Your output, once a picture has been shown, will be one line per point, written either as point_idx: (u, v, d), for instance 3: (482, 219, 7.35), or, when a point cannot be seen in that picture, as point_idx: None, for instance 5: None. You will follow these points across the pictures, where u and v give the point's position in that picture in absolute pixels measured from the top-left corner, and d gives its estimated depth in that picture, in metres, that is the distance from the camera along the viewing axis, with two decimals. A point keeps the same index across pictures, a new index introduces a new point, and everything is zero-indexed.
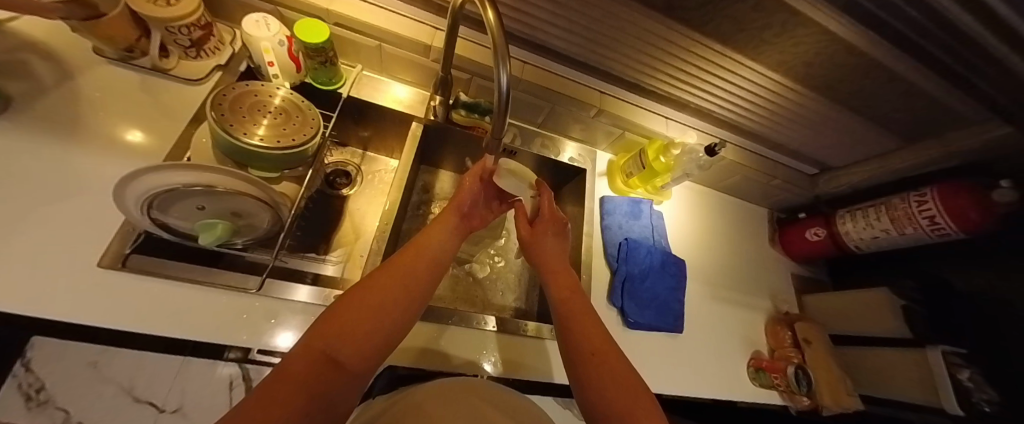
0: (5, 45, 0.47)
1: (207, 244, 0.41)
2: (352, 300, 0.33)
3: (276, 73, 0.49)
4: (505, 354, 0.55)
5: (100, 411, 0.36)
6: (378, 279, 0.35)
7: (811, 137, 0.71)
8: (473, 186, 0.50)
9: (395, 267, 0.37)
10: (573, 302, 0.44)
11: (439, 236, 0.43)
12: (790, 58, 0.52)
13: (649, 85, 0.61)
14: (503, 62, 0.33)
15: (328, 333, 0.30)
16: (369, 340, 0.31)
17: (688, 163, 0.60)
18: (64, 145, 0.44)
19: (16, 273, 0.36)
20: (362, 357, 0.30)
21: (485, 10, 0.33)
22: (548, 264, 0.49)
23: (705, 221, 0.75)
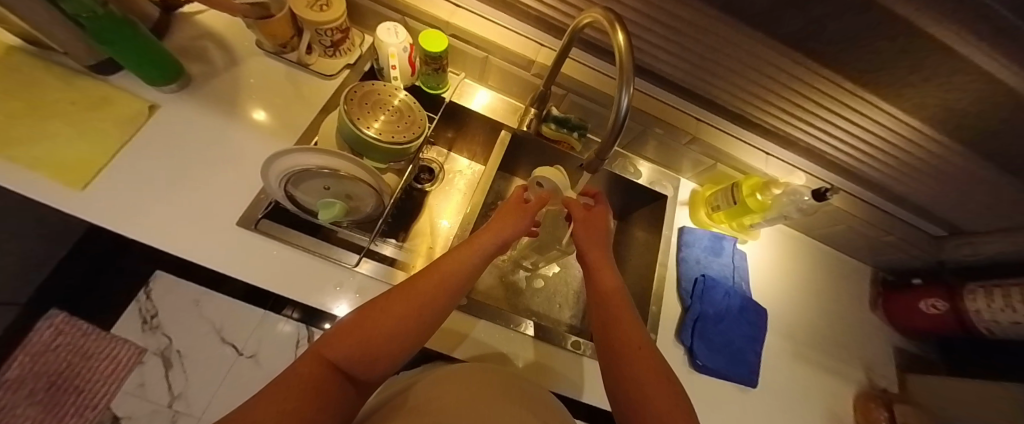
0: (194, 33, 0.56)
1: (325, 220, 0.46)
2: (367, 314, 0.33)
3: (396, 75, 0.54)
4: (558, 369, 0.55)
5: (196, 342, 0.46)
6: (396, 296, 0.35)
7: (945, 193, 0.61)
8: (521, 211, 0.48)
9: (416, 283, 0.37)
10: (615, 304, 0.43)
11: (465, 258, 0.42)
12: (936, 101, 0.45)
13: (754, 117, 0.57)
14: (627, 86, 0.32)
15: (338, 341, 0.30)
16: (372, 356, 0.31)
17: (788, 205, 0.54)
18: (224, 120, 0.53)
19: (187, 225, 0.44)
20: (362, 372, 0.31)
21: (617, 34, 0.32)
22: (591, 252, 0.48)
23: (797, 270, 0.68)
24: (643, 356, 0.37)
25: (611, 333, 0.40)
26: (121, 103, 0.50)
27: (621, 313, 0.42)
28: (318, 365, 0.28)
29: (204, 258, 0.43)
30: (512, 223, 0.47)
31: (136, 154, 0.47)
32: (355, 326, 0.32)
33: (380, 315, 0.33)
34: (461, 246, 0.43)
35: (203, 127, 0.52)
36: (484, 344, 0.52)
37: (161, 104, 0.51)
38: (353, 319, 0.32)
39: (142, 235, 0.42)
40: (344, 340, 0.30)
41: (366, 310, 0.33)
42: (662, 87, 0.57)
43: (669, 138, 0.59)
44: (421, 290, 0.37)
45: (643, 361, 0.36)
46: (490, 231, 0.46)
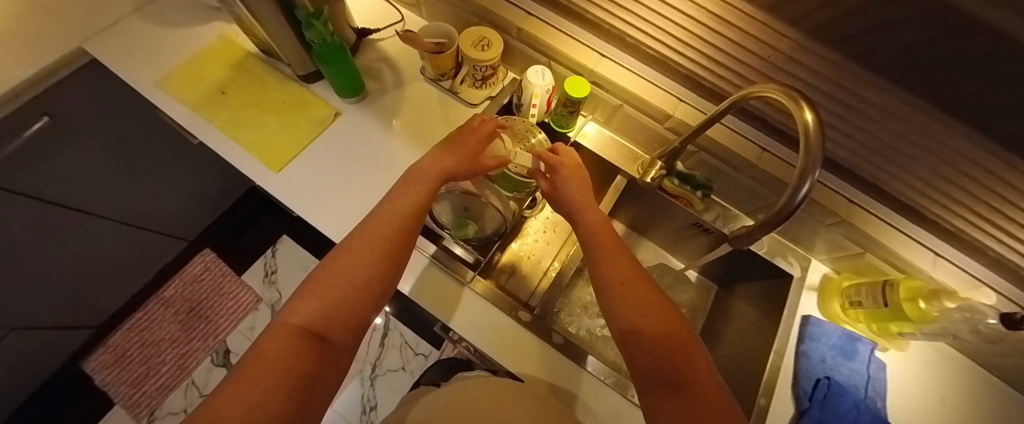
0: (376, 57, 0.67)
1: (457, 236, 0.52)
2: (323, 282, 0.38)
3: (534, 112, 0.59)
4: (536, 361, 0.52)
5: None
6: (345, 263, 0.39)
7: None
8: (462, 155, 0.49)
9: (362, 244, 0.41)
10: (606, 243, 0.44)
11: (409, 203, 0.45)
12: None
13: (935, 215, 0.48)
14: (812, 175, 0.29)
15: (301, 310, 0.36)
16: (342, 314, 0.37)
17: (958, 324, 0.45)
18: (384, 131, 0.62)
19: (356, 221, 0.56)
20: (342, 329, 0.37)
21: (808, 114, 0.29)
22: (585, 207, 0.47)
23: (943, 404, 0.54)
24: (638, 284, 0.40)
25: (609, 275, 0.41)
26: (315, 106, 0.62)
27: (610, 259, 0.42)
28: (291, 336, 0.34)
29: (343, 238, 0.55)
30: (452, 158, 0.48)
31: (318, 151, 0.59)
32: (314, 294, 0.37)
33: (333, 281, 0.38)
34: (399, 194, 0.46)
35: (368, 137, 0.61)
36: (493, 331, 0.52)
37: (342, 112, 0.63)
38: (312, 289, 0.38)
39: (306, 212, 0.56)
40: (308, 308, 0.36)
41: (320, 281, 0.38)
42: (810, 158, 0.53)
43: (809, 214, 0.55)
44: (364, 240, 0.41)
45: (635, 296, 0.39)
46: (420, 185, 0.47)
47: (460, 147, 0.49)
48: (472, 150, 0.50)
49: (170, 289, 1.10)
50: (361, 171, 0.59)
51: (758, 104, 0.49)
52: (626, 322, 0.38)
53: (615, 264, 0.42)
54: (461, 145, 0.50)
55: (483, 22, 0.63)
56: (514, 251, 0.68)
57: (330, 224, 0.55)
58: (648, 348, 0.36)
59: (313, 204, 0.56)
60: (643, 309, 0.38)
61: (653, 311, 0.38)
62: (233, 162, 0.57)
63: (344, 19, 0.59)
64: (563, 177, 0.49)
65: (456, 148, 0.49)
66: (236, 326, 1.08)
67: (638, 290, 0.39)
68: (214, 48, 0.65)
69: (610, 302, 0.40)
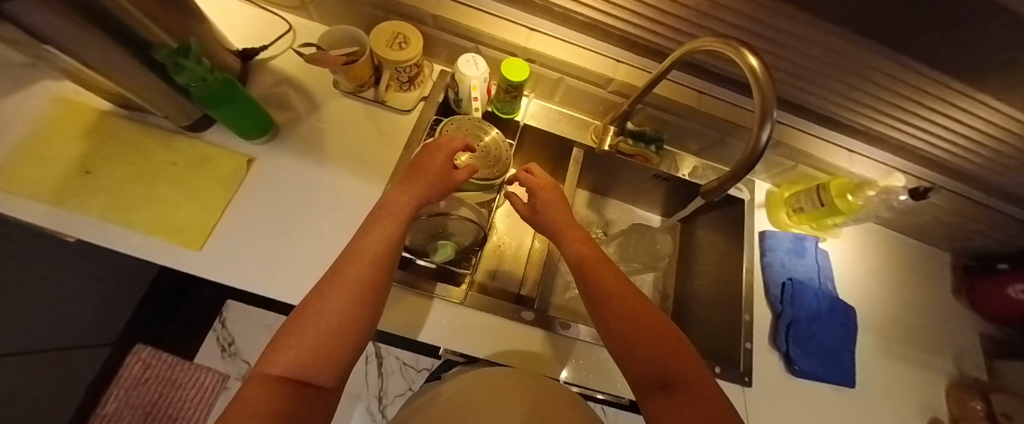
0: (274, 81, 0.57)
1: (439, 260, 0.48)
2: (307, 314, 0.31)
3: (478, 106, 0.54)
4: (533, 348, 0.52)
5: None
6: (329, 294, 0.33)
7: None
8: (439, 168, 0.44)
9: (341, 279, 0.34)
10: (590, 257, 0.44)
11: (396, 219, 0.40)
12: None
13: (847, 119, 0.54)
14: (771, 122, 0.32)
15: (281, 352, 0.29)
16: (333, 351, 0.30)
17: (879, 205, 0.55)
18: (314, 165, 0.54)
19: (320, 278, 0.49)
20: (330, 370, 0.30)
21: (754, 60, 0.29)
22: (559, 222, 0.49)
23: (872, 270, 0.66)
24: (632, 298, 0.39)
25: (590, 285, 0.41)
26: (222, 159, 0.52)
27: (598, 270, 0.42)
28: (270, 385, 0.26)
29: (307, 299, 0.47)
30: (432, 171, 0.44)
31: (245, 211, 0.51)
32: (298, 330, 0.30)
33: (310, 319, 0.31)
34: (384, 210, 0.40)
35: (298, 177, 0.53)
36: (493, 341, 0.51)
37: (256, 157, 0.53)
38: (285, 331, 0.30)
39: (253, 284, 0.47)
40: (288, 349, 0.29)
41: (303, 314, 0.31)
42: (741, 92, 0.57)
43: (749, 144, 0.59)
44: (355, 264, 0.35)
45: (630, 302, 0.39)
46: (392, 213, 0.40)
47: (435, 161, 0.44)
48: (447, 161, 0.45)
49: (110, 403, 0.91)
50: (305, 219, 0.51)
51: (703, 57, 0.51)
52: (609, 326, 0.38)
53: (601, 273, 0.42)
54: (435, 160, 0.44)
55: (390, 15, 0.55)
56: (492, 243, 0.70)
57: (286, 289, 0.47)
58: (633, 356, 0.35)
59: (256, 272, 0.47)
60: (635, 318, 0.37)
61: (647, 321, 0.37)
62: (132, 252, 0.46)
63: (216, 43, 0.48)
64: (542, 200, 0.50)
65: (432, 162, 0.44)
66: (209, 412, 0.92)
67: (624, 296, 0.39)
68: (48, 118, 0.50)
69: (601, 314, 0.39)
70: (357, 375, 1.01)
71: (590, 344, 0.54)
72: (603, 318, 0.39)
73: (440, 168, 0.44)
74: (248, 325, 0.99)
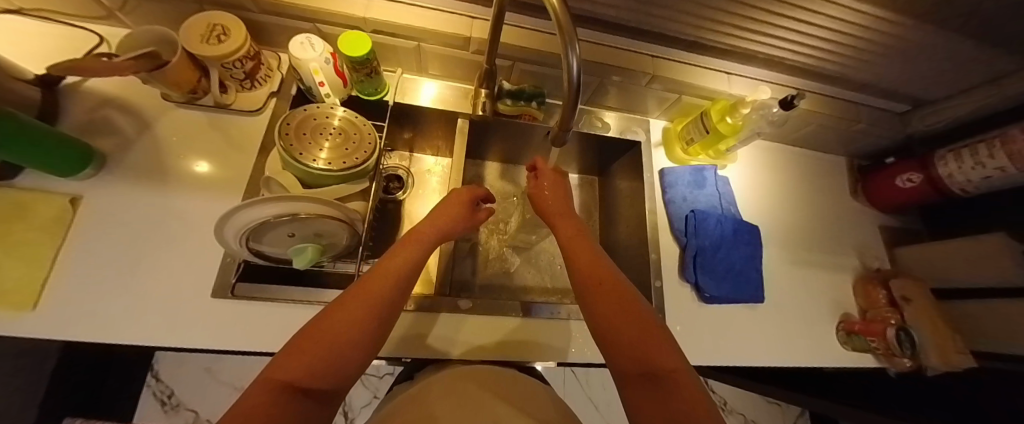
0: (92, 105, 0.50)
1: (302, 267, 0.42)
2: (328, 317, 0.29)
3: (327, 92, 0.50)
4: (526, 337, 0.50)
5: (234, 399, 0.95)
6: (352, 300, 0.31)
7: (896, 70, 0.57)
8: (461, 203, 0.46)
9: (364, 293, 0.31)
10: (579, 248, 0.42)
11: (425, 240, 0.40)
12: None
13: (710, 41, 0.54)
14: (572, 45, 0.28)
15: (293, 360, 0.26)
16: (344, 364, 0.28)
17: (759, 120, 0.54)
18: (170, 193, 0.49)
19: (178, 312, 0.43)
20: (335, 383, 0.27)
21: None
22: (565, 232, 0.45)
23: (769, 186, 0.69)
24: (616, 288, 0.36)
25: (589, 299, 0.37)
26: (41, 206, 0.44)
27: (584, 256, 0.40)
28: (275, 393, 0.24)
29: (165, 339, 0.41)
30: (455, 202, 0.45)
31: (78, 256, 0.43)
32: (316, 333, 0.28)
33: (329, 330, 0.28)
34: (415, 231, 0.40)
35: (141, 206, 0.47)
36: (499, 342, 0.49)
37: (82, 194, 0.46)
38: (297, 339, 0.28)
39: (89, 335, 0.39)
40: (301, 356, 0.26)
41: (325, 319, 0.29)
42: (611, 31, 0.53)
43: (630, 83, 0.57)
44: (382, 273, 0.34)
45: (614, 301, 0.35)
46: (416, 242, 0.39)
47: (459, 197, 0.47)
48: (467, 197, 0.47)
49: None
50: (154, 251, 0.46)
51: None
52: (600, 326, 0.35)
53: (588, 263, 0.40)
54: (459, 197, 0.47)
55: (206, 6, 0.49)
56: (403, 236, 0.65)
57: (149, 336, 0.41)
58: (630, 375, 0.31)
59: (107, 325, 0.40)
60: (622, 307, 0.35)
61: (632, 312, 0.34)
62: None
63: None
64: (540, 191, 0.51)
65: (458, 198, 0.47)
66: None
67: (610, 285, 0.37)
68: None
69: (586, 300, 0.37)
70: None
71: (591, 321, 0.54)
72: (592, 313, 0.36)
73: (460, 212, 0.45)
74: (185, 374, 0.95)
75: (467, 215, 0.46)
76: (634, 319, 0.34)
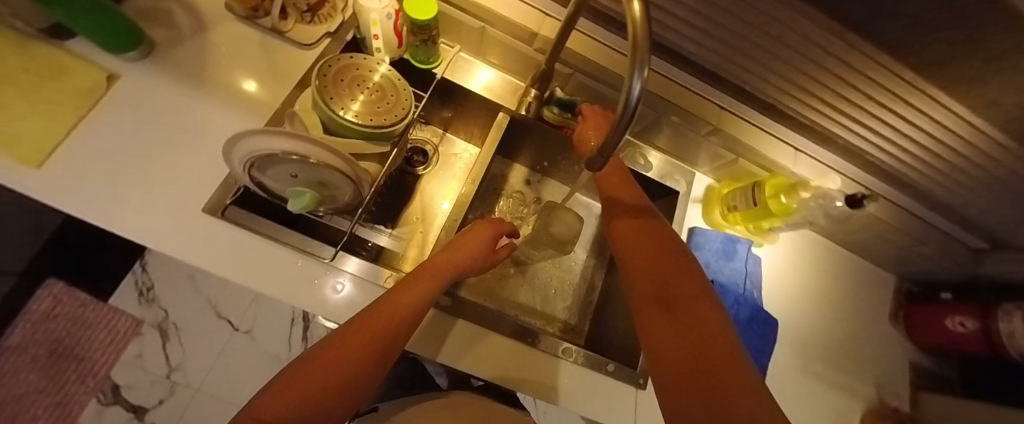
0: None
1: (296, 210, 0.41)
2: (331, 346, 0.25)
3: (379, 46, 0.48)
4: (533, 370, 0.47)
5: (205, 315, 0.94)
6: (358, 332, 0.27)
7: None
8: (483, 241, 0.44)
9: (372, 325, 0.28)
10: (625, 219, 0.43)
11: (437, 276, 0.38)
12: (1018, 110, 0.37)
13: (790, 109, 0.49)
14: (642, 67, 0.23)
15: (280, 393, 0.20)
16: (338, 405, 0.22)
17: (814, 209, 0.49)
18: (199, 98, 0.48)
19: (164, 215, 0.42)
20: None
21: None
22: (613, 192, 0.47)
23: (800, 280, 0.63)
24: (665, 256, 0.36)
25: (627, 250, 0.39)
26: (77, 73, 0.44)
27: (630, 227, 0.41)
28: None
29: (141, 236, 0.40)
30: (476, 240, 0.44)
31: (95, 132, 0.43)
32: (315, 364, 0.23)
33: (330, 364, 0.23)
34: (428, 264, 0.39)
35: (170, 103, 0.47)
36: (512, 367, 0.46)
37: (121, 75, 0.46)
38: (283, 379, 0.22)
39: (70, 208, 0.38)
40: (291, 390, 0.21)
41: (324, 349, 0.25)
42: (685, 68, 0.49)
43: (686, 127, 0.52)
44: (392, 305, 0.31)
45: (658, 259, 0.36)
46: (432, 276, 0.37)
47: (481, 233, 0.45)
48: (490, 232, 0.46)
49: (17, 334, 0.84)
50: (167, 150, 0.45)
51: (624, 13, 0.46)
52: (640, 290, 0.34)
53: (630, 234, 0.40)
54: (483, 231, 0.45)
55: None
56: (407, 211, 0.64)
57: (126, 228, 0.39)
58: (657, 318, 0.31)
59: (91, 204, 0.39)
60: (664, 271, 0.35)
61: (675, 274, 0.34)
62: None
63: None
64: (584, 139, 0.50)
65: (480, 233, 0.45)
66: (120, 357, 0.88)
67: (653, 247, 0.38)
68: None
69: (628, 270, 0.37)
70: (280, 334, 0.95)
71: (601, 372, 0.50)
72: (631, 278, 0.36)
73: (481, 249, 0.44)
74: (168, 275, 0.95)
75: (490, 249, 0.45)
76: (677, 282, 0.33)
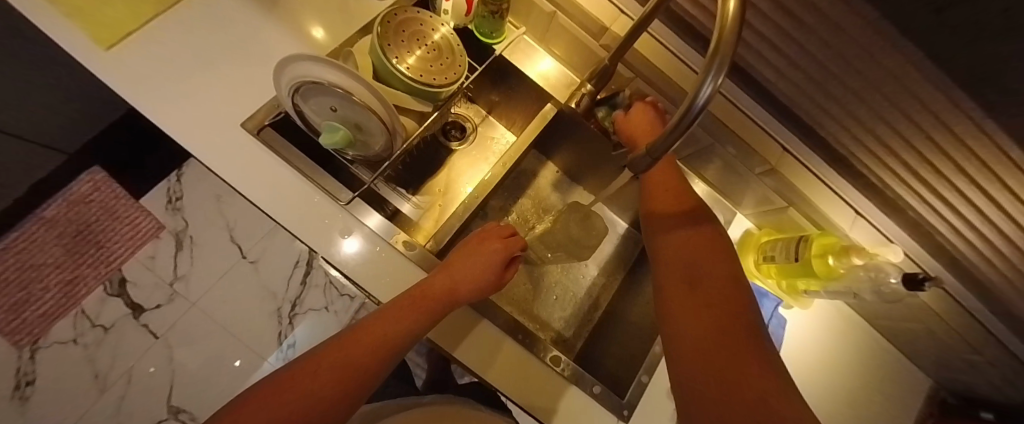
0: None
1: (326, 145, 0.41)
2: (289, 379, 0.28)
3: (448, 8, 0.48)
4: (528, 381, 0.44)
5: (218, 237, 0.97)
6: (323, 361, 0.30)
7: None
8: (489, 253, 0.42)
9: (339, 352, 0.31)
10: (678, 241, 0.44)
11: (430, 292, 0.36)
12: None
13: (859, 162, 0.45)
14: (723, 65, 0.17)
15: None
16: None
17: (864, 285, 0.43)
18: (266, 21, 0.49)
19: (210, 123, 0.44)
20: None
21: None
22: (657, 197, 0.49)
23: (823, 352, 0.58)
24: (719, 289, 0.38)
25: (669, 250, 0.44)
26: None
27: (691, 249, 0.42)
28: None
29: (186, 139, 0.42)
30: (482, 252, 0.41)
31: (166, 29, 0.45)
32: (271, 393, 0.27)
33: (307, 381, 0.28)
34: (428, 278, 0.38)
35: (240, 20, 0.48)
36: (522, 379, 0.44)
37: None
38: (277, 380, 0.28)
39: (134, 98, 0.41)
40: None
41: (288, 377, 0.29)
42: (754, 97, 0.47)
43: (741, 162, 0.48)
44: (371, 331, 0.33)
45: (712, 290, 0.38)
46: (430, 295, 0.36)
47: (488, 245, 0.42)
48: (502, 243, 0.43)
49: (53, 208, 0.89)
50: (225, 60, 0.46)
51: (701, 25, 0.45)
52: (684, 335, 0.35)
53: (704, 258, 0.41)
54: (490, 242, 0.43)
55: None
56: (431, 183, 0.64)
57: (176, 128, 0.42)
58: (681, 306, 0.37)
59: (151, 98, 0.41)
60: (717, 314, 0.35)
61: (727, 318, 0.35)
62: (17, 8, 0.37)
63: None
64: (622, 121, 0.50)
65: (487, 243, 0.42)
66: (136, 254, 0.92)
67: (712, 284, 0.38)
68: None
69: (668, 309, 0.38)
70: (281, 273, 0.97)
71: (589, 396, 0.46)
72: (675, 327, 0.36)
73: (489, 262, 0.41)
74: (196, 190, 0.98)
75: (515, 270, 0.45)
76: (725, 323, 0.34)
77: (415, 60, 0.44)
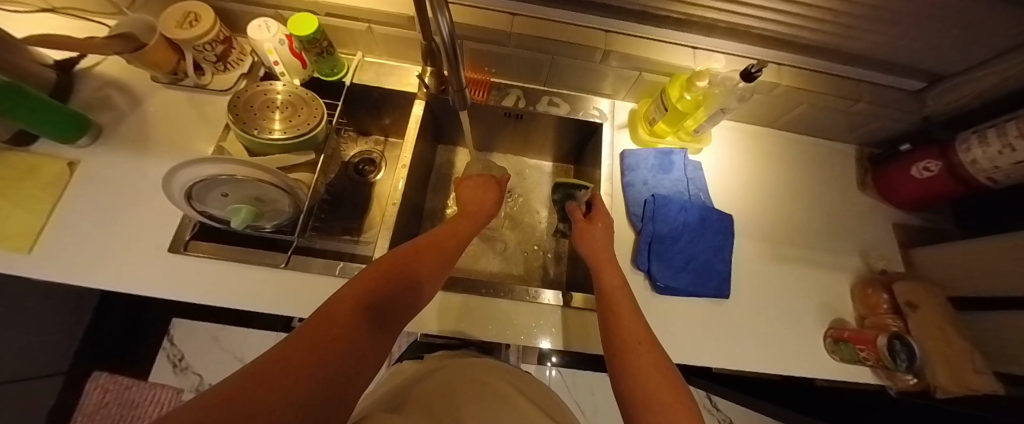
0: (97, 87, 0.58)
1: (238, 226, 0.46)
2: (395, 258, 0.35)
3: (282, 70, 0.54)
4: (508, 321, 0.50)
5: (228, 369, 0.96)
6: (419, 247, 0.38)
7: (889, 37, 0.50)
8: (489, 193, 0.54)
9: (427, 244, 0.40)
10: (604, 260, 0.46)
11: (471, 215, 0.50)
12: None
13: (662, 10, 0.51)
14: (442, 9, 0.28)
15: (365, 281, 0.31)
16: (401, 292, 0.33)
17: (724, 95, 0.49)
18: (146, 160, 0.55)
19: (136, 262, 0.48)
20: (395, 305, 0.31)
21: None
22: (598, 254, 0.48)
23: (746, 168, 0.64)
24: (624, 304, 0.40)
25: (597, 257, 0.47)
26: (42, 166, 0.51)
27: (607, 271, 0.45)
28: (351, 306, 0.27)
29: (120, 285, 0.46)
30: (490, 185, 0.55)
31: (65, 209, 0.50)
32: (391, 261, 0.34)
33: (393, 278, 0.33)
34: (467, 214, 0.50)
35: (125, 170, 0.53)
36: (504, 324, 0.50)
37: (79, 160, 0.53)
38: (368, 274, 0.32)
39: (61, 275, 0.45)
40: (372, 278, 0.31)
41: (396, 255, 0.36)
42: (557, 5, 0.53)
43: (582, 60, 0.56)
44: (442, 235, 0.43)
45: (620, 299, 0.40)
46: (472, 215, 0.49)
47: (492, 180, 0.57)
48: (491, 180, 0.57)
49: None
50: (126, 208, 0.51)
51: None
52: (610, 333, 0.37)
53: (606, 273, 0.44)
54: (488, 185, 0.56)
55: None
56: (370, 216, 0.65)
57: (107, 281, 0.46)
58: (609, 313, 0.39)
59: (75, 269, 0.46)
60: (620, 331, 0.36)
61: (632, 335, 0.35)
62: None
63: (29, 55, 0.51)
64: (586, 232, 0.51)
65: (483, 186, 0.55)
66: None
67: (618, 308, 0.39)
68: None
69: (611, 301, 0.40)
70: None
71: (563, 308, 0.52)
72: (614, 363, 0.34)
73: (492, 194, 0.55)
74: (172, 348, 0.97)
75: (493, 195, 0.55)
76: (637, 327, 0.36)
77: (277, 122, 0.49)
